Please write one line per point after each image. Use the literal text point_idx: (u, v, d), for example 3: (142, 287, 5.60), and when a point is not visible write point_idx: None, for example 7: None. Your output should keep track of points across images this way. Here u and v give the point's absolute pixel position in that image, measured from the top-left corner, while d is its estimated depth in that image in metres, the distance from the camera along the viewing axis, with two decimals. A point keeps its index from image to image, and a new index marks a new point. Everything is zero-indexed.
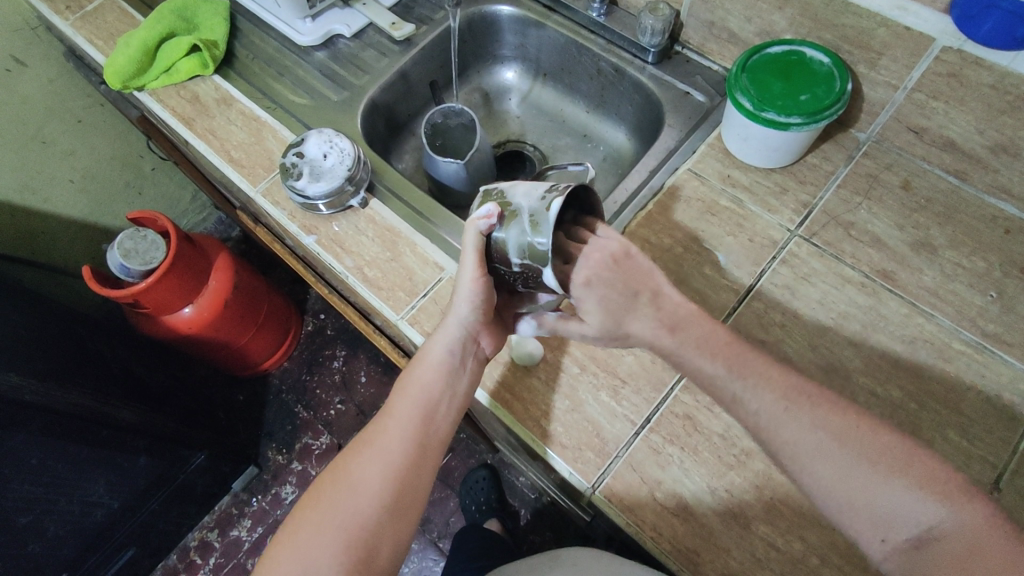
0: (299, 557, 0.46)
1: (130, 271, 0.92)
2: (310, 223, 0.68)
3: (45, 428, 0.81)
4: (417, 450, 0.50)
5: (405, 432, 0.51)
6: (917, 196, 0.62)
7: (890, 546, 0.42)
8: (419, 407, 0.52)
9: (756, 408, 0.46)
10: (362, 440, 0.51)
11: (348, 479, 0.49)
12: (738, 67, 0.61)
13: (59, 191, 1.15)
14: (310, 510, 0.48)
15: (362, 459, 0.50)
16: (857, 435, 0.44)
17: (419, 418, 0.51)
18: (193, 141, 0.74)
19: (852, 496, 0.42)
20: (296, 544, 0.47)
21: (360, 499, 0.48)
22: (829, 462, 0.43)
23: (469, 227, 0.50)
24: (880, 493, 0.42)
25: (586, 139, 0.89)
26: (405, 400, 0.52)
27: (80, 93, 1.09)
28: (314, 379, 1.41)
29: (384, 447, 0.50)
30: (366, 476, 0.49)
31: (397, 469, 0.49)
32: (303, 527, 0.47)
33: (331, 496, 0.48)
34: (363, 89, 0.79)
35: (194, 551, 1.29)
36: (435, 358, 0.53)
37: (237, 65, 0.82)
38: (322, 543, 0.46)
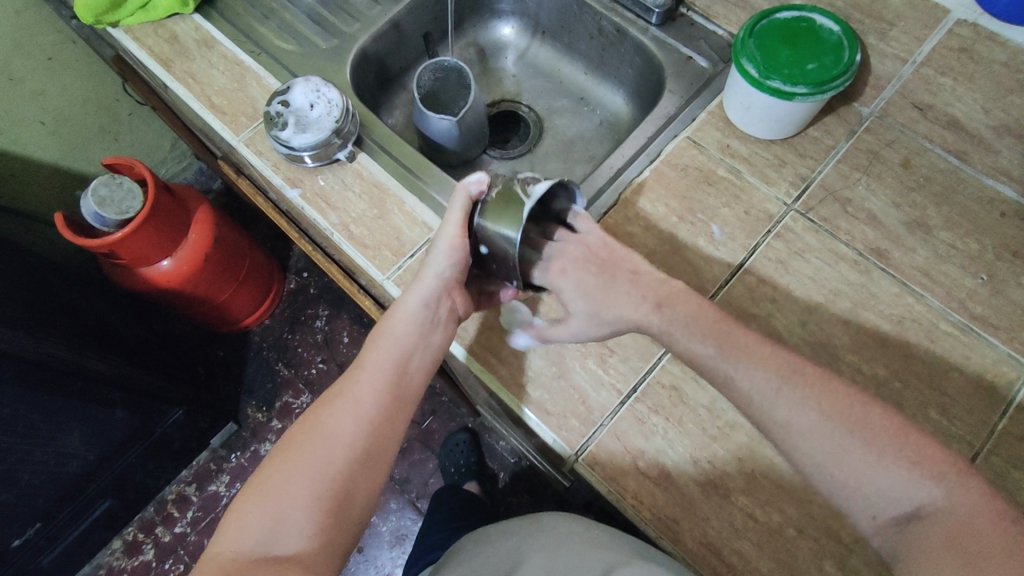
0: (269, 507, 0.45)
1: (106, 220, 0.88)
2: (294, 175, 0.65)
3: (18, 378, 0.78)
4: (390, 398, 0.50)
5: (377, 383, 0.50)
6: (917, 174, 0.61)
7: (881, 522, 0.44)
8: (394, 357, 0.51)
9: (749, 388, 0.47)
10: (335, 390, 0.50)
11: (319, 429, 0.48)
12: (746, 31, 0.58)
13: (30, 133, 1.10)
14: (279, 462, 0.47)
15: (333, 410, 0.49)
16: (856, 415, 0.45)
17: (394, 367, 0.51)
18: (172, 84, 0.70)
19: (841, 477, 0.44)
20: (263, 496, 0.45)
21: (332, 451, 0.47)
22: (819, 449, 0.45)
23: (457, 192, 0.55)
24: (866, 479, 0.44)
25: (583, 103, 0.86)
26: (378, 350, 0.51)
27: (51, 28, 1.03)
28: (295, 337, 1.39)
29: (357, 397, 0.49)
30: (338, 428, 0.48)
31: (372, 419, 0.48)
32: (274, 479, 0.46)
33: (301, 448, 0.47)
34: (354, 38, 0.76)
35: (172, 504, 1.29)
36: (410, 311, 0.52)
37: (219, 4, 0.77)
38: (293, 496, 0.45)
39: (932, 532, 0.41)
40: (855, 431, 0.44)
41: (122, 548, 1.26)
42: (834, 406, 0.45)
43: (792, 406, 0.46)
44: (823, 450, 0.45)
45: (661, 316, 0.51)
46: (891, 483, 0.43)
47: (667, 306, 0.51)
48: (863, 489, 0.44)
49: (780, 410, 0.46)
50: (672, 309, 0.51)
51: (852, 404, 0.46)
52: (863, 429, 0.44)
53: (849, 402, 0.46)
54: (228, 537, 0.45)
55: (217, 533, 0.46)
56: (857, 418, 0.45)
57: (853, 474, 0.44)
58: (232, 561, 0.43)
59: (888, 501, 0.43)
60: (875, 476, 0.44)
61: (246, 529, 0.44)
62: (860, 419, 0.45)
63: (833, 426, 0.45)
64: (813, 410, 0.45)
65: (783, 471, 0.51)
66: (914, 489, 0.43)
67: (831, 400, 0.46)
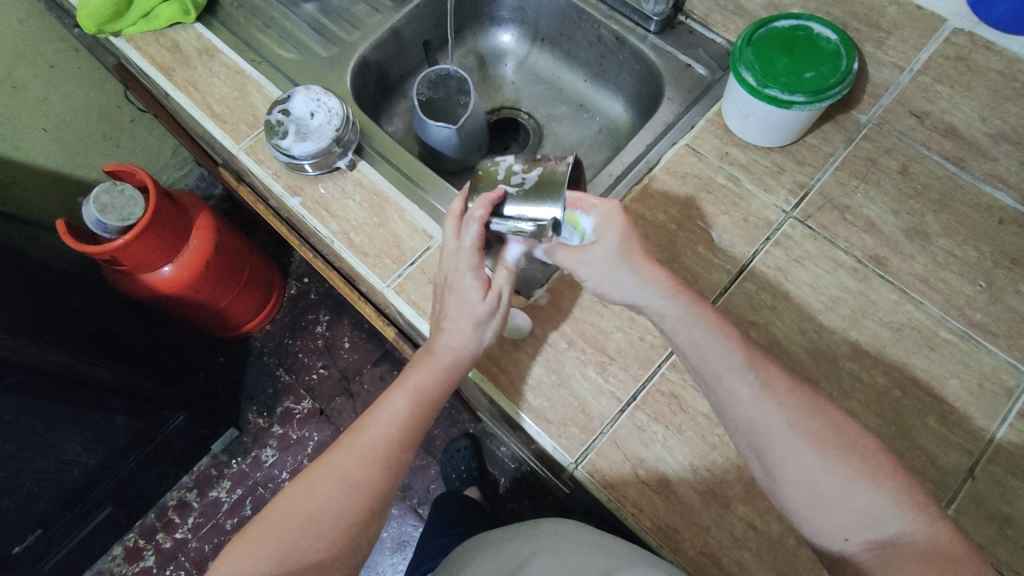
0: (283, 548, 0.46)
1: (107, 227, 0.88)
2: (295, 183, 0.66)
3: (19, 384, 0.78)
4: (410, 448, 0.51)
5: (397, 429, 0.50)
6: (914, 181, 0.61)
7: (854, 545, 0.43)
8: (417, 404, 0.51)
9: (734, 401, 0.46)
10: (358, 429, 0.50)
11: (341, 473, 0.48)
12: (743, 40, 0.58)
13: (32, 140, 1.10)
14: (296, 501, 0.47)
15: (353, 455, 0.49)
16: (838, 433, 0.45)
17: (415, 415, 0.51)
18: (174, 93, 0.71)
19: (820, 498, 0.44)
20: (279, 535, 0.46)
21: (351, 498, 0.48)
22: (799, 463, 0.44)
23: (503, 266, 0.53)
24: (843, 502, 0.43)
25: (583, 110, 0.86)
26: (405, 394, 0.51)
27: (53, 36, 1.03)
28: (296, 343, 1.40)
29: (377, 444, 0.49)
30: (357, 474, 0.48)
31: (392, 468, 0.49)
32: (291, 518, 0.47)
33: (319, 490, 0.48)
34: (354, 46, 0.76)
35: (173, 510, 1.29)
36: (438, 356, 0.51)
37: (221, 13, 0.77)
38: (309, 540, 0.46)
39: (906, 556, 0.41)
40: (839, 446, 0.44)
41: (123, 554, 1.26)
42: (819, 426, 0.45)
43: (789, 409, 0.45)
44: (807, 461, 0.44)
45: (677, 300, 0.50)
46: (872, 507, 0.43)
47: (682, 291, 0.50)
48: (839, 511, 0.43)
49: (767, 421, 0.46)
50: (687, 293, 0.50)
51: (835, 421, 0.45)
52: (851, 452, 0.44)
53: (832, 417, 0.46)
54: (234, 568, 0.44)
55: (221, 558, 0.46)
56: (849, 441, 0.45)
57: (833, 495, 0.43)
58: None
59: (869, 524, 0.43)
60: (851, 501, 0.43)
61: (257, 563, 0.45)
62: (843, 436, 0.45)
63: (820, 448, 0.44)
64: (800, 431, 0.45)
65: None
66: (890, 512, 0.42)
67: (815, 417, 0.45)
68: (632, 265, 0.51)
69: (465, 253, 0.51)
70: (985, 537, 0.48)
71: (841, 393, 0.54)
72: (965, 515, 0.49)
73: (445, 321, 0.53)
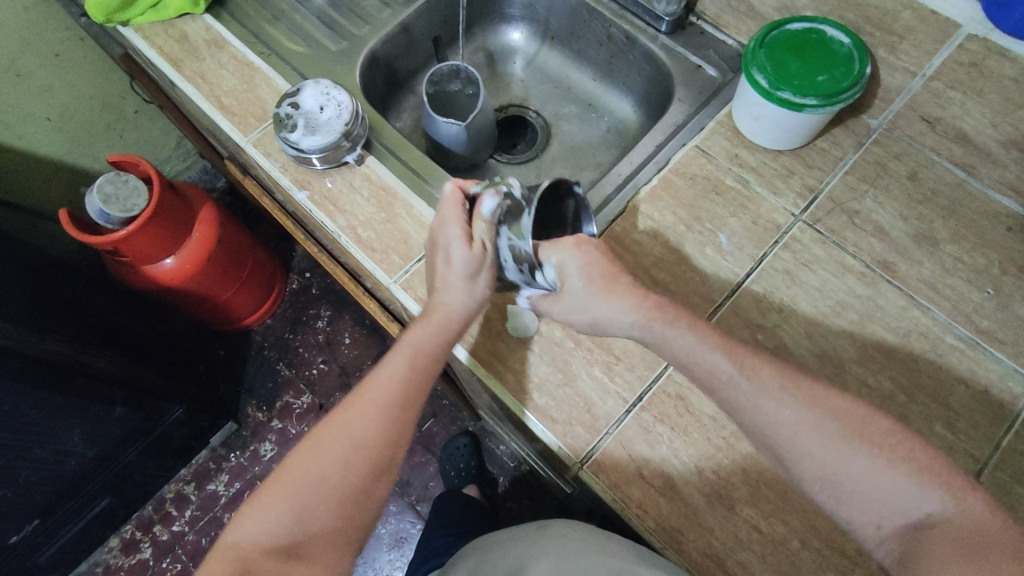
0: (292, 502, 0.48)
1: (110, 218, 0.88)
2: (302, 177, 0.65)
3: (18, 373, 0.78)
4: (411, 405, 0.51)
5: (395, 388, 0.51)
6: (924, 187, 0.61)
7: (885, 532, 0.43)
8: (413, 362, 0.52)
9: (751, 394, 0.46)
10: (359, 390, 0.52)
11: (344, 432, 0.50)
12: (756, 42, 0.58)
13: (36, 129, 1.10)
14: (301, 459, 0.49)
15: (352, 414, 0.50)
16: (853, 424, 0.45)
17: (413, 372, 0.52)
18: (181, 84, 0.70)
19: (844, 487, 0.44)
20: (287, 491, 0.48)
21: (354, 455, 0.49)
22: (819, 456, 0.44)
23: (480, 219, 0.53)
24: (871, 489, 0.43)
25: (591, 109, 0.86)
26: (401, 353, 0.52)
27: (59, 25, 1.03)
28: (297, 337, 1.39)
29: (374, 402, 0.51)
30: (356, 432, 0.50)
31: (394, 426, 0.51)
32: (297, 475, 0.49)
33: (322, 449, 0.49)
34: (363, 40, 0.76)
35: (170, 503, 1.28)
36: (435, 314, 0.53)
37: (230, 5, 0.77)
38: (316, 496, 0.48)
39: (943, 538, 0.41)
40: (852, 430, 0.45)
41: (119, 546, 1.25)
42: (837, 416, 0.45)
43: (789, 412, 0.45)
44: (823, 451, 0.44)
45: (659, 322, 0.50)
46: (900, 490, 0.43)
47: (663, 311, 0.50)
48: (868, 499, 0.43)
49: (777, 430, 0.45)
50: (668, 314, 0.50)
51: (848, 412, 0.45)
52: (869, 434, 0.44)
53: (845, 409, 0.46)
54: (248, 526, 0.47)
55: (236, 518, 0.48)
56: (862, 428, 0.45)
57: (857, 485, 0.44)
58: (254, 548, 0.46)
59: (897, 510, 0.43)
60: (877, 487, 0.43)
61: (269, 519, 0.47)
62: (855, 421, 0.45)
63: (839, 439, 0.44)
64: (820, 427, 0.45)
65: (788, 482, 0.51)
66: (917, 492, 0.43)
67: (827, 410, 0.45)
68: (601, 293, 0.51)
69: (449, 209, 0.54)
70: None
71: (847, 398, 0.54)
72: None
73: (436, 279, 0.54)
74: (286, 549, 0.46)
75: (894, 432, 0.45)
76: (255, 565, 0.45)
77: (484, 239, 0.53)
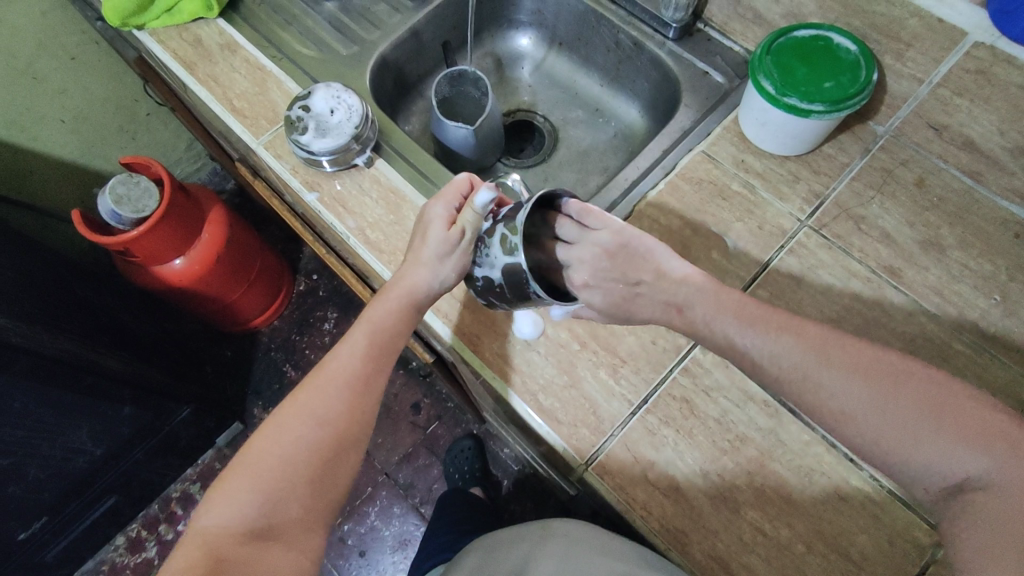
0: (257, 479, 0.48)
1: (122, 218, 0.89)
2: (313, 179, 0.66)
3: (29, 371, 0.79)
4: (373, 379, 0.53)
5: (355, 362, 0.53)
6: (931, 194, 0.61)
7: (932, 494, 0.41)
8: (372, 337, 0.54)
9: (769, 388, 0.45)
10: (320, 367, 0.53)
11: (306, 409, 0.51)
12: (763, 49, 0.59)
13: (50, 130, 1.11)
14: (264, 437, 0.50)
15: (313, 389, 0.52)
16: (891, 380, 0.43)
17: (371, 346, 0.54)
18: (194, 86, 0.72)
19: (885, 444, 0.42)
20: (253, 470, 0.49)
21: (319, 431, 0.50)
22: (854, 412, 0.43)
23: (470, 208, 0.54)
24: (916, 448, 0.41)
25: (598, 114, 0.87)
26: (361, 329, 0.54)
27: (75, 29, 1.04)
28: (303, 339, 1.40)
29: (336, 375, 0.52)
30: (318, 406, 0.51)
31: (357, 399, 0.52)
32: (263, 457, 0.49)
33: (285, 425, 0.50)
34: (374, 45, 0.77)
35: (176, 502, 1.29)
36: (396, 292, 0.54)
37: (243, 9, 0.78)
38: (284, 476, 0.49)
39: (988, 500, 0.38)
40: (892, 382, 0.43)
41: (125, 544, 1.26)
42: (876, 378, 0.43)
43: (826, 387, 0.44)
44: (858, 406, 0.43)
45: (682, 319, 0.51)
46: (942, 453, 0.40)
47: (685, 310, 0.51)
48: (914, 461, 0.41)
49: None
50: (692, 312, 0.51)
51: (888, 369, 0.43)
52: (917, 393, 0.42)
53: (883, 364, 0.44)
54: (215, 510, 0.47)
55: (204, 505, 0.48)
56: (900, 384, 0.42)
57: (900, 443, 0.41)
58: (222, 529, 0.46)
59: (940, 474, 0.40)
60: (921, 448, 0.41)
61: (236, 505, 0.47)
62: (894, 371, 0.43)
63: (876, 400, 0.42)
64: (857, 387, 0.43)
65: (792, 486, 0.51)
66: (967, 456, 0.39)
67: (862, 366, 0.44)
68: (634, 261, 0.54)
69: (447, 190, 0.57)
70: None
71: None
72: None
73: (409, 255, 0.56)
74: (256, 531, 0.47)
75: (944, 390, 0.42)
76: (223, 547, 0.45)
77: (467, 225, 0.54)
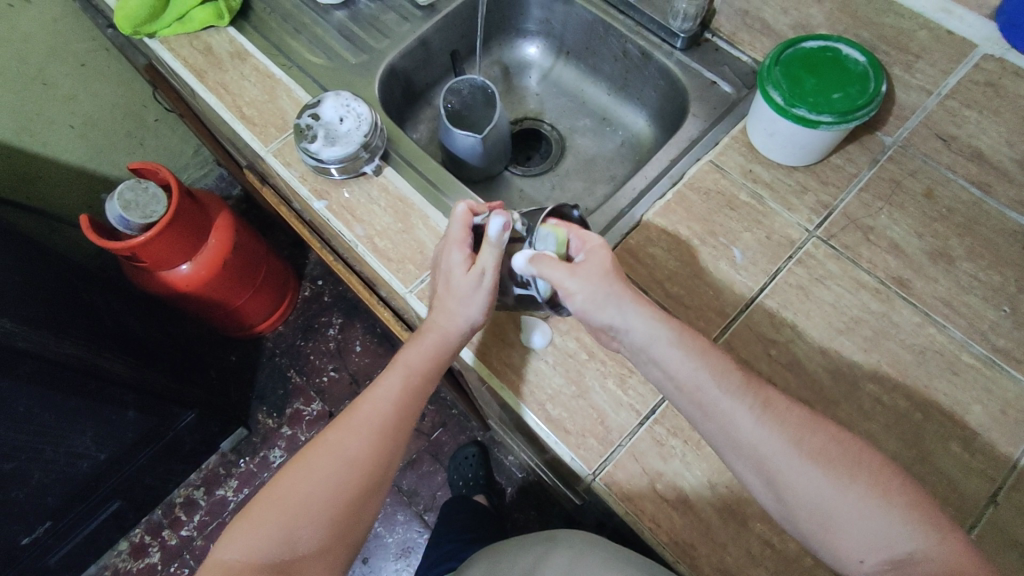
0: (284, 518, 0.50)
1: (130, 224, 0.90)
2: (321, 187, 0.66)
3: (33, 376, 0.79)
4: (403, 423, 0.54)
5: (387, 406, 0.54)
6: (939, 205, 0.61)
7: (868, 567, 0.43)
8: (405, 381, 0.55)
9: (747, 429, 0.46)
10: (354, 407, 0.54)
11: (336, 449, 0.52)
12: (772, 59, 0.59)
13: (59, 136, 1.12)
14: (294, 474, 0.51)
15: (346, 430, 0.53)
16: (838, 455, 0.45)
17: (404, 391, 0.54)
18: (204, 94, 0.72)
19: (829, 519, 0.44)
20: (281, 507, 0.50)
21: (347, 472, 0.51)
22: (807, 485, 0.44)
23: (487, 243, 0.52)
24: (854, 526, 0.43)
25: (605, 123, 0.87)
26: (396, 373, 0.55)
27: (85, 36, 1.05)
28: (308, 345, 1.40)
29: (367, 418, 0.53)
30: (350, 447, 0.52)
31: (386, 442, 0.53)
32: (289, 491, 0.50)
33: (316, 465, 0.51)
34: (383, 53, 0.77)
35: (179, 508, 1.29)
36: (428, 338, 0.55)
37: (253, 18, 0.79)
38: (307, 512, 0.50)
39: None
40: (844, 459, 0.45)
41: (128, 550, 1.26)
42: (829, 456, 0.45)
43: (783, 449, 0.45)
44: (812, 478, 0.44)
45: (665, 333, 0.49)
46: (882, 530, 0.43)
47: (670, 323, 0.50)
48: (855, 534, 0.43)
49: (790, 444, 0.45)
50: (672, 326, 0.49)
51: (835, 445, 0.46)
52: (861, 471, 0.44)
53: (830, 440, 0.46)
54: (241, 541, 0.49)
55: (231, 531, 0.50)
56: (852, 457, 0.45)
57: (843, 516, 0.44)
58: (246, 562, 0.48)
59: (883, 547, 0.43)
60: (862, 524, 0.43)
61: (263, 540, 0.49)
62: (846, 448, 0.45)
63: (828, 476, 0.44)
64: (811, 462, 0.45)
65: None
66: (901, 530, 0.43)
67: (815, 441, 0.46)
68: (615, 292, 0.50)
69: (455, 230, 0.55)
70: (1006, 565, 0.48)
71: (861, 414, 0.54)
72: (987, 541, 0.49)
73: (437, 298, 0.55)
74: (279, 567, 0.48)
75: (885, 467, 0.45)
76: None
77: (486, 267, 0.52)
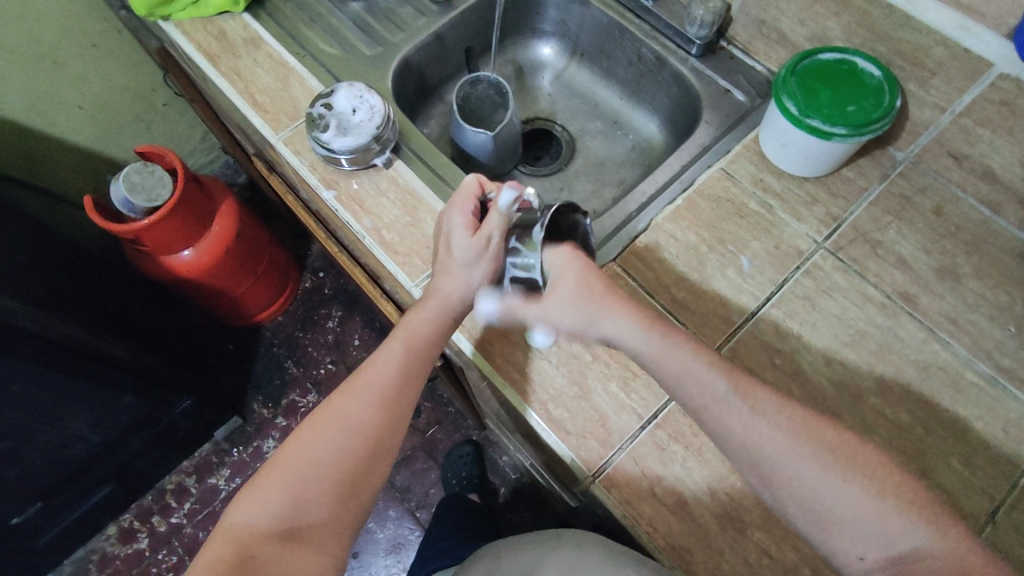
0: (289, 486, 0.50)
1: (135, 207, 0.89)
2: (331, 177, 0.66)
3: (33, 355, 0.79)
4: (406, 390, 0.55)
5: (391, 373, 0.54)
6: (948, 223, 0.61)
7: (867, 564, 0.44)
8: (410, 347, 0.55)
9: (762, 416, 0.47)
10: (358, 374, 0.55)
11: (341, 416, 0.52)
12: (788, 69, 0.59)
13: (67, 116, 1.12)
14: (299, 443, 0.52)
15: (351, 397, 0.53)
16: (844, 448, 0.46)
17: (408, 357, 0.55)
18: (217, 79, 0.72)
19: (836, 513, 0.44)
20: (287, 475, 0.50)
21: (351, 438, 0.52)
22: (808, 476, 0.45)
23: (494, 211, 0.53)
24: (877, 509, 0.43)
25: (616, 126, 0.87)
26: (398, 339, 0.56)
27: (98, 17, 1.05)
28: (307, 336, 1.40)
29: (371, 385, 0.54)
30: (354, 415, 0.53)
31: (389, 410, 0.54)
32: (294, 458, 0.51)
33: (320, 432, 0.52)
34: (397, 47, 0.77)
35: (170, 494, 1.28)
36: (432, 305, 0.55)
37: (269, 6, 0.79)
38: (314, 479, 0.51)
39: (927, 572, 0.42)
40: (853, 456, 0.45)
41: (117, 534, 1.25)
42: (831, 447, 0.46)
43: (793, 437, 0.46)
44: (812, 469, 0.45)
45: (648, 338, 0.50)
46: (893, 517, 0.43)
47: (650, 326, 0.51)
48: (857, 531, 0.44)
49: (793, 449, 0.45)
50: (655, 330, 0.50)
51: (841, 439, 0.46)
52: (875, 462, 0.45)
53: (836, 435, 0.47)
54: (248, 509, 0.50)
55: (237, 500, 0.51)
56: (857, 451, 0.46)
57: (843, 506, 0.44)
58: (252, 530, 0.49)
59: (884, 542, 0.43)
60: (864, 516, 0.44)
61: (268, 507, 0.49)
62: (853, 443, 0.46)
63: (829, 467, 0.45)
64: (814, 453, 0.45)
65: None
66: (901, 523, 0.43)
67: (826, 431, 0.46)
68: (598, 311, 0.52)
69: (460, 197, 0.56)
70: None
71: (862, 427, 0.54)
72: None
73: (439, 264, 0.56)
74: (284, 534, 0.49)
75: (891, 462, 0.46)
76: (253, 548, 0.48)
77: (493, 230, 0.53)
